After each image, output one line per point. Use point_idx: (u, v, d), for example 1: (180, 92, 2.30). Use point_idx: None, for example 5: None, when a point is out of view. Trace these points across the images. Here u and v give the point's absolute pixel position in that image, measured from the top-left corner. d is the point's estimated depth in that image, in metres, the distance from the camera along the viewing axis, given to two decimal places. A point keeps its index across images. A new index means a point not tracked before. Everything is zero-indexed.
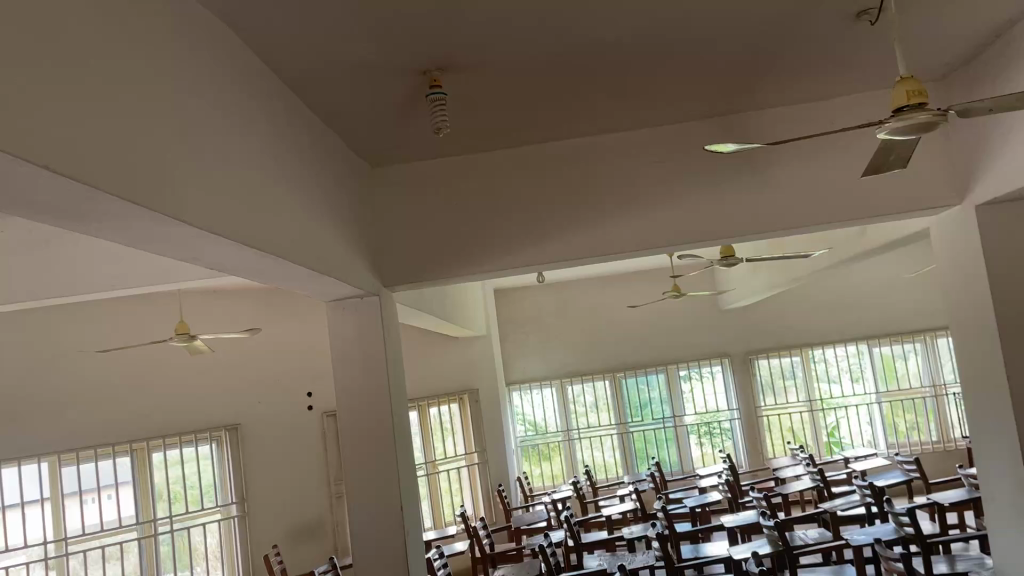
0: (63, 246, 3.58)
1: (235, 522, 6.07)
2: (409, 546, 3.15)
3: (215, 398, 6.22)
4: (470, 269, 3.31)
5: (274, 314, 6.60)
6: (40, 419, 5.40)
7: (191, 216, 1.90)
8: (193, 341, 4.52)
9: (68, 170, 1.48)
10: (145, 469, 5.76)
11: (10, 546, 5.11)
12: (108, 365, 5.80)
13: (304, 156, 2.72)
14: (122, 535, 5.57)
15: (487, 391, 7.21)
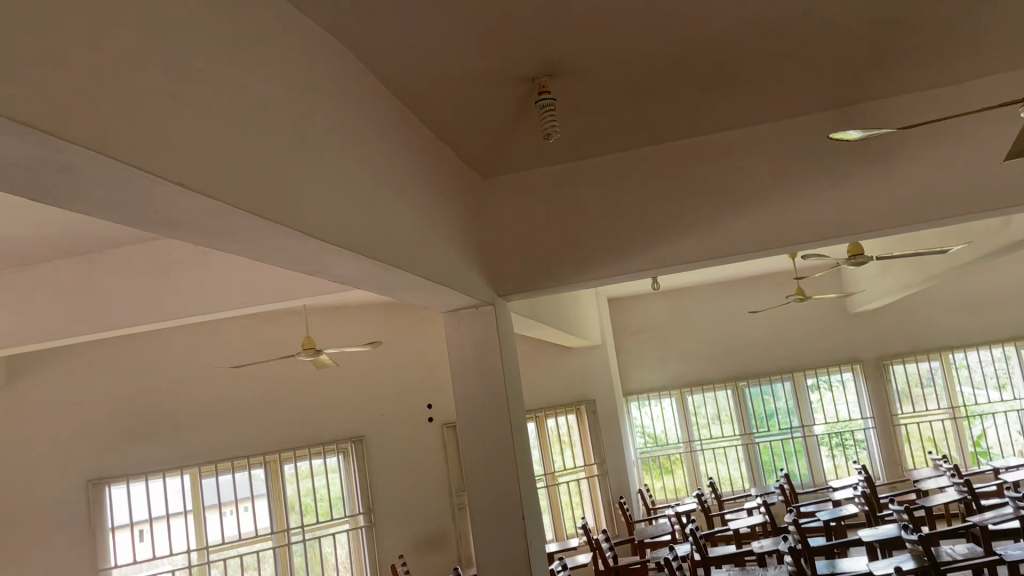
0: (197, 267, 3.79)
1: (363, 532, 6.20)
2: (534, 561, 3.12)
3: (341, 411, 6.40)
4: (585, 276, 3.27)
5: (395, 328, 6.74)
6: (180, 435, 5.75)
7: (313, 228, 1.97)
8: (320, 355, 4.66)
9: (199, 186, 1.56)
10: (278, 480, 6.00)
11: (158, 556, 5.44)
12: (243, 381, 6.09)
13: (418, 169, 2.77)
14: (259, 544, 5.81)
15: (605, 401, 7.10)
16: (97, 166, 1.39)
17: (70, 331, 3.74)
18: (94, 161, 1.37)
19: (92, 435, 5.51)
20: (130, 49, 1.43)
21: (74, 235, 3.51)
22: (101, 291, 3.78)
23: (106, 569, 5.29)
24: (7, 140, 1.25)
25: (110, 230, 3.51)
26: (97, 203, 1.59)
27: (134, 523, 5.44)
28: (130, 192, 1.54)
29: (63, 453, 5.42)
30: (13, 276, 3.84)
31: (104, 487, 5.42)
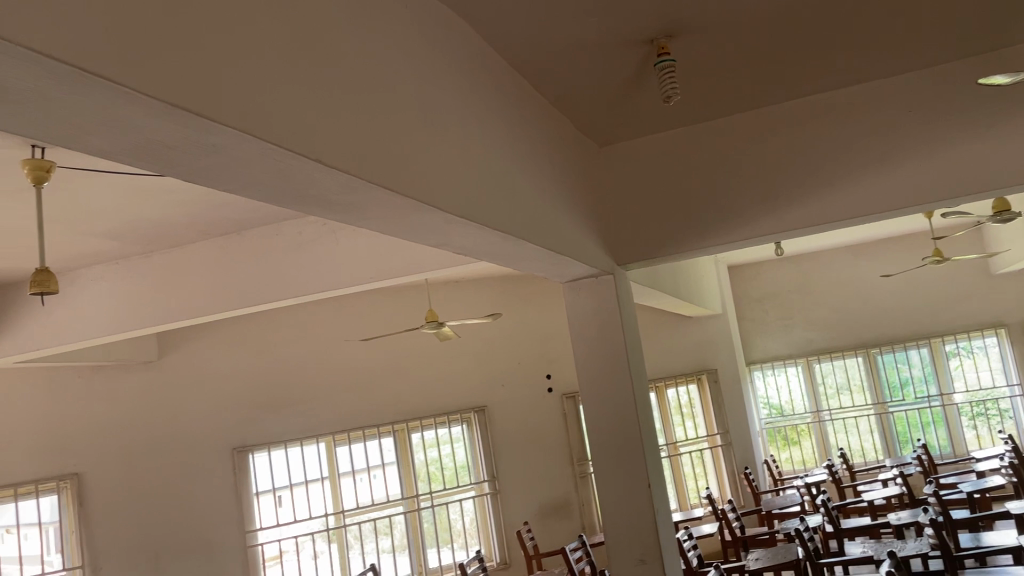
0: (324, 243, 3.94)
1: (488, 499, 6.35)
2: (661, 530, 3.11)
3: (462, 383, 6.53)
4: (706, 242, 3.21)
5: (513, 300, 6.81)
6: (312, 406, 6.04)
7: (439, 200, 2.01)
8: (442, 328, 4.77)
9: (335, 161, 1.63)
10: (406, 449, 6.22)
11: (298, 519, 5.78)
12: (369, 354, 6.32)
13: (536, 139, 2.78)
14: (390, 509, 6.07)
15: (728, 370, 6.96)
16: (244, 146, 1.48)
17: (213, 308, 3.98)
18: (240, 141, 1.45)
19: (234, 405, 5.85)
20: (267, 35, 1.50)
21: (215, 217, 3.73)
22: (240, 270, 4.00)
23: (252, 530, 5.64)
24: (164, 123, 1.34)
25: (247, 211, 3.70)
26: (242, 182, 1.69)
27: (275, 489, 5.80)
28: (272, 170, 1.63)
29: (208, 422, 5.76)
30: (162, 257, 4.12)
31: (248, 455, 5.78)
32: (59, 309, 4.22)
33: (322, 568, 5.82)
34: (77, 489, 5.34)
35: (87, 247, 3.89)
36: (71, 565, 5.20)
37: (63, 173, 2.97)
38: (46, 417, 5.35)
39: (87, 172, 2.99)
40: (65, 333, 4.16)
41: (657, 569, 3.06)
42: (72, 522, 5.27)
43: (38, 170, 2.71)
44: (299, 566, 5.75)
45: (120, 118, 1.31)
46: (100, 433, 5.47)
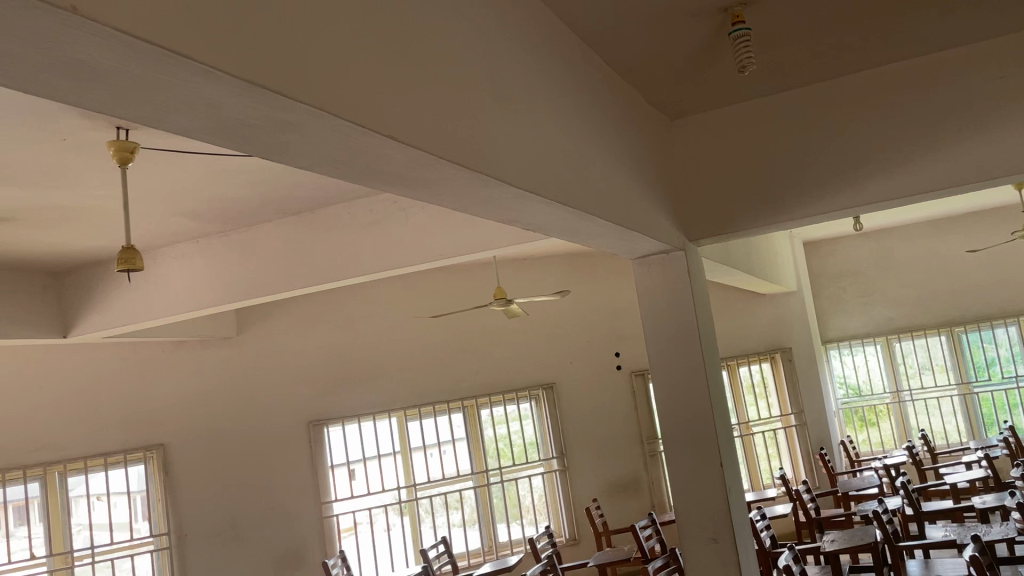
0: (395, 221, 3.97)
1: (557, 476, 6.36)
2: (733, 509, 3.07)
3: (530, 360, 6.53)
4: (781, 216, 3.13)
5: (584, 276, 6.73)
6: (384, 381, 6.16)
7: (509, 175, 2.01)
8: (510, 305, 4.77)
9: (407, 138, 1.64)
10: (475, 424, 6.30)
11: (371, 491, 5.94)
12: (439, 331, 6.37)
13: (606, 113, 2.74)
14: (460, 484, 6.16)
15: (803, 348, 6.80)
16: (316, 122, 1.50)
17: (289, 285, 4.09)
18: (314, 118, 1.47)
19: (309, 381, 6.00)
20: (338, 11, 1.51)
21: (290, 196, 3.81)
22: (315, 248, 4.08)
23: (328, 502, 5.83)
24: (241, 100, 1.38)
25: (320, 189, 3.76)
26: (316, 159, 1.72)
27: (349, 462, 5.97)
28: (344, 146, 1.64)
29: (284, 396, 5.93)
30: (240, 236, 4.23)
31: (323, 428, 5.96)
32: (144, 287, 4.38)
33: (395, 540, 5.97)
34: (162, 459, 5.57)
35: (170, 226, 4.03)
36: (159, 531, 5.43)
37: (146, 155, 3.08)
38: (133, 390, 5.58)
39: (168, 153, 3.09)
40: (149, 310, 4.32)
41: (729, 548, 3.03)
42: (158, 490, 5.51)
43: (123, 151, 2.87)
44: (373, 537, 5.92)
45: (200, 96, 1.34)
46: (183, 406, 5.69)
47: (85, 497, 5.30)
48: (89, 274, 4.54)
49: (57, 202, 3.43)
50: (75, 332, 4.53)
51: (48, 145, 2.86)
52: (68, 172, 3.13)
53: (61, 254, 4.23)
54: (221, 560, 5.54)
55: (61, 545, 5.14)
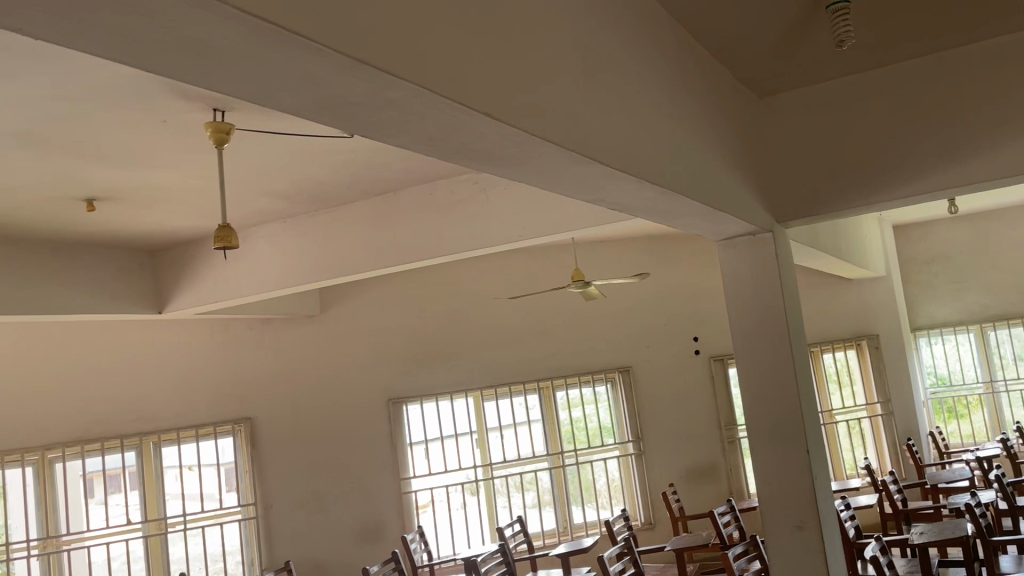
0: (476, 201, 3.98)
1: (632, 459, 6.33)
2: (819, 498, 3.00)
3: (607, 342, 6.47)
4: (874, 198, 3.02)
5: (662, 259, 6.63)
6: (461, 362, 6.22)
7: (600, 153, 1.99)
8: (589, 287, 4.73)
9: (502, 115, 1.65)
10: (551, 406, 6.32)
11: (448, 469, 6.03)
12: (515, 313, 6.37)
13: (696, 90, 2.69)
14: (535, 465, 6.21)
15: (891, 336, 6.60)
16: (415, 99, 1.51)
17: (373, 265, 4.16)
18: (414, 94, 1.48)
19: (388, 360, 6.11)
20: None
21: (373, 176, 3.85)
22: (398, 228, 4.14)
23: (406, 478, 5.94)
24: (345, 77, 1.40)
25: (402, 169, 3.79)
26: (412, 137, 1.73)
27: (427, 440, 6.05)
28: (440, 122, 1.65)
29: (364, 375, 6.05)
30: (326, 216, 4.33)
31: (402, 406, 6.06)
32: (233, 266, 4.53)
33: (471, 518, 6.05)
34: (250, 432, 5.78)
35: (258, 206, 4.14)
36: (246, 501, 5.66)
37: (240, 136, 3.17)
38: (220, 366, 5.80)
39: (260, 134, 3.17)
40: (240, 288, 4.47)
41: (815, 537, 2.96)
42: (246, 462, 5.73)
43: (219, 133, 2.97)
44: (450, 514, 6.02)
45: (307, 74, 1.37)
46: (268, 382, 5.87)
47: (178, 467, 5.57)
48: (182, 253, 4.71)
49: (153, 182, 3.56)
50: (170, 308, 4.73)
51: (149, 126, 2.97)
52: (164, 153, 3.25)
53: (158, 233, 4.40)
54: (305, 531, 5.73)
55: (155, 512, 5.42)
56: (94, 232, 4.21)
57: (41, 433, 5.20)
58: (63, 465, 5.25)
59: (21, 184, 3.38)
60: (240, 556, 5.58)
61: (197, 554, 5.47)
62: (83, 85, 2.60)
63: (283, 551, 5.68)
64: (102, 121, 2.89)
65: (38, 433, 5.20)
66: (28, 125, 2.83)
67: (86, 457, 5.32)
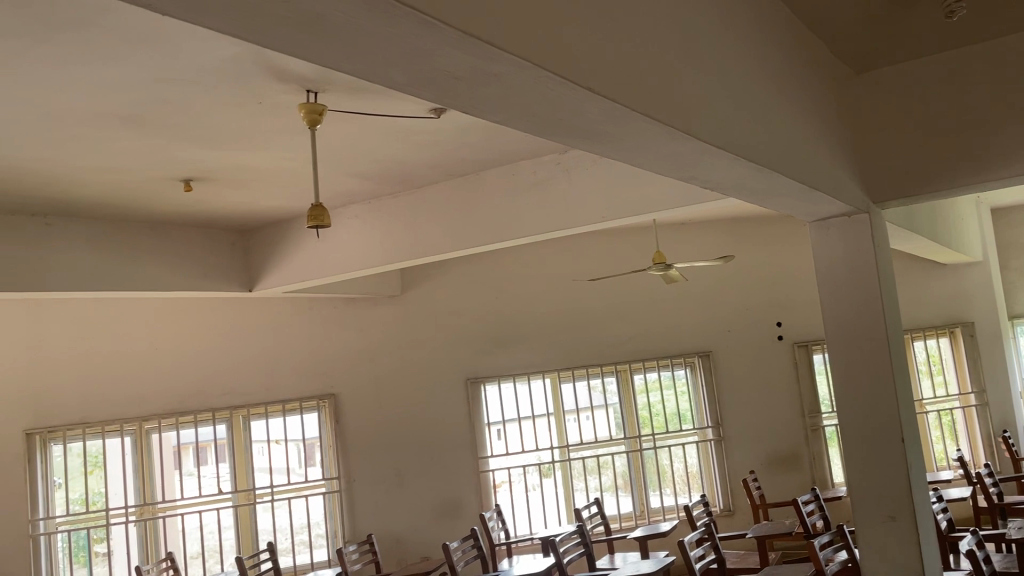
0: (560, 182, 3.96)
1: (711, 445, 6.26)
2: (914, 488, 2.87)
3: (687, 326, 6.38)
4: (980, 177, 2.87)
5: (744, 242, 6.49)
6: (538, 344, 6.22)
7: (698, 129, 1.93)
8: (670, 269, 4.66)
9: (604, 90, 1.62)
10: (629, 389, 6.28)
11: (525, 449, 6.07)
12: (594, 295, 6.33)
13: (793, 66, 2.61)
14: (613, 448, 6.20)
15: (987, 324, 6.36)
16: (518, 74, 1.50)
17: (457, 245, 4.20)
18: (518, 69, 1.47)
19: (467, 340, 6.16)
20: None
21: (457, 156, 3.87)
22: (482, 208, 4.16)
23: (484, 457, 6.01)
24: (453, 51, 1.39)
25: (487, 149, 3.80)
26: (510, 112, 1.71)
27: (504, 421, 6.11)
28: (541, 99, 1.63)
29: (443, 354, 6.12)
30: (411, 195, 4.38)
31: (480, 385, 6.12)
32: (320, 245, 4.64)
33: (548, 498, 6.09)
34: (334, 408, 5.93)
35: (345, 186, 4.21)
36: (330, 475, 5.82)
37: (332, 118, 3.23)
38: (304, 344, 5.95)
39: (351, 115, 3.23)
40: (327, 267, 4.59)
41: (908, 527, 2.82)
42: (330, 437, 5.89)
43: (313, 113, 3.03)
44: (526, 494, 6.07)
45: (415, 49, 1.38)
46: (350, 360, 6.00)
47: (266, 441, 5.78)
48: (272, 232, 4.84)
49: (247, 163, 3.66)
50: (259, 287, 4.87)
51: (246, 108, 3.06)
52: (258, 133, 3.33)
53: (250, 212, 4.54)
54: (386, 505, 5.86)
55: (245, 483, 5.67)
56: (190, 211, 4.37)
57: (138, 406, 5.55)
58: (158, 435, 5.59)
59: (126, 164, 3.52)
60: (324, 528, 5.76)
61: (284, 524, 5.69)
62: (187, 68, 2.68)
63: (366, 523, 5.81)
64: (202, 102, 2.97)
65: (136, 406, 5.55)
66: (133, 107, 2.94)
67: (180, 429, 5.64)
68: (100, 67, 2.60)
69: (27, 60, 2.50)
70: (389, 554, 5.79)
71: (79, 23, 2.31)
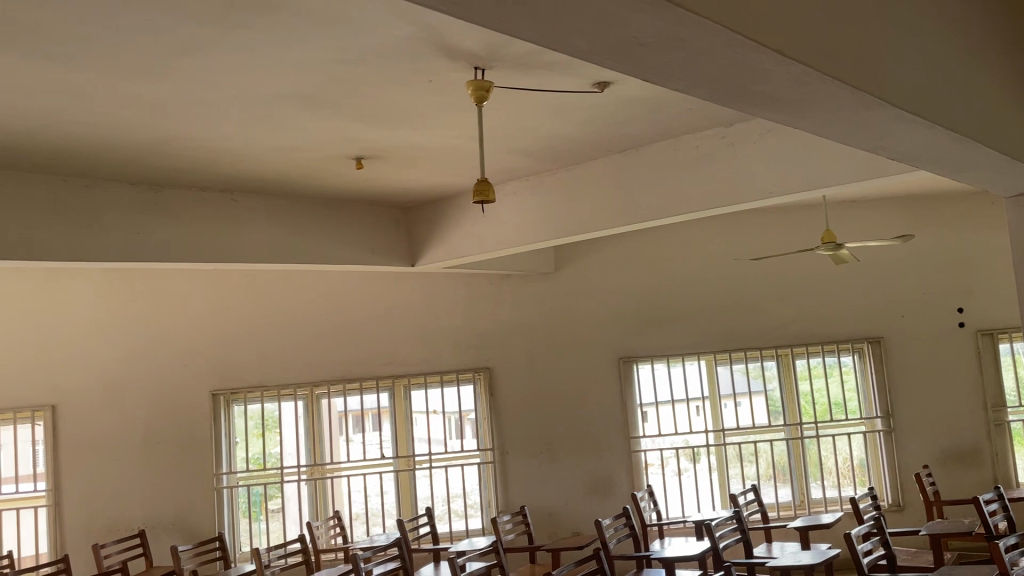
0: (725, 157, 3.83)
1: (880, 436, 5.93)
2: None
3: (854, 310, 6.04)
4: None
5: (924, 223, 6.06)
6: (694, 325, 6.08)
7: (891, 94, 1.80)
8: (841, 249, 4.41)
9: (795, 53, 1.54)
10: (790, 374, 6.05)
11: (678, 432, 5.98)
12: (756, 275, 6.10)
13: (996, 24, 2.39)
14: (772, 434, 6.00)
15: None
16: (706, 39, 1.45)
17: (617, 222, 4.16)
18: (707, 32, 1.42)
19: (620, 319, 6.12)
20: None
21: (621, 131, 3.82)
22: (642, 184, 4.09)
23: (636, 438, 5.97)
24: (641, 15, 1.36)
25: (651, 123, 3.72)
26: (694, 80, 1.66)
27: (657, 402, 6.04)
28: (727, 65, 1.57)
29: (596, 333, 6.11)
30: (571, 172, 4.38)
31: (633, 365, 6.07)
32: (482, 222, 4.72)
33: (702, 483, 5.99)
34: (489, 381, 6.06)
35: (506, 163, 4.27)
36: (484, 446, 5.98)
37: (497, 95, 3.27)
38: (461, 318, 6.10)
39: (516, 92, 3.26)
40: (488, 243, 4.68)
41: None
42: (485, 410, 6.03)
43: (480, 90, 3.08)
44: (679, 477, 5.98)
45: (604, 14, 1.36)
46: (504, 335, 6.10)
47: (425, 411, 6.00)
48: (436, 209, 4.98)
49: (415, 141, 3.78)
50: (422, 262, 5.04)
51: (416, 87, 3.16)
52: (427, 111, 3.42)
53: (415, 189, 4.69)
54: (537, 479, 5.95)
55: (405, 449, 5.95)
56: (359, 188, 4.57)
57: (310, 372, 5.94)
58: (327, 401, 5.97)
59: (304, 143, 3.73)
60: (478, 498, 5.94)
61: (441, 492, 5.92)
62: (365, 49, 2.80)
63: (519, 496, 5.93)
64: (376, 82, 3.09)
65: (307, 373, 5.95)
66: (311, 87, 3.09)
67: (347, 395, 5.98)
68: (287, 50, 2.76)
69: (224, 46, 2.69)
70: (542, 526, 5.89)
71: (267, 8, 2.45)
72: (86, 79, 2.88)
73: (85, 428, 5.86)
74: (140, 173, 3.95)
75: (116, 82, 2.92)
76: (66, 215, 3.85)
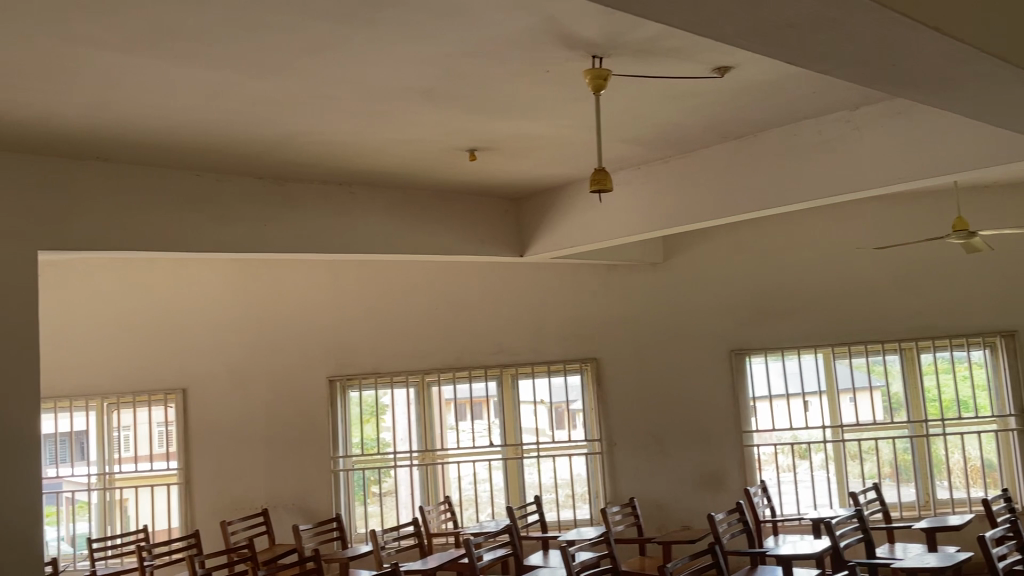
0: (849, 142, 3.69)
1: (1014, 436, 5.62)
2: None
3: (983, 303, 5.72)
4: None
5: None
6: (808, 317, 5.89)
7: None
8: (973, 237, 4.18)
9: (955, 31, 1.47)
10: (914, 369, 5.79)
11: (794, 427, 5.84)
12: (876, 266, 5.86)
13: None
14: (894, 432, 5.77)
15: None
16: (862, 19, 1.40)
17: (732, 210, 4.07)
18: (865, 13, 1.38)
19: (730, 311, 5.99)
20: None
21: (742, 117, 3.73)
22: (759, 172, 3.99)
23: (748, 432, 5.85)
24: None
25: (772, 109, 3.62)
26: (842, 62, 1.61)
27: (771, 396, 5.90)
28: (880, 46, 1.52)
29: (705, 324, 6.00)
30: (683, 160, 4.30)
31: (745, 358, 5.94)
32: (592, 212, 4.71)
33: (818, 480, 5.82)
34: (597, 371, 6.05)
35: (618, 152, 4.24)
36: (592, 437, 5.99)
37: (614, 83, 3.25)
38: (567, 308, 6.11)
39: (634, 80, 3.23)
40: (597, 233, 4.66)
41: None
42: (593, 401, 6.03)
43: (598, 78, 3.05)
44: (794, 473, 5.82)
45: None
46: (611, 326, 6.07)
47: (533, 401, 6.06)
48: (545, 199, 4.99)
49: (531, 131, 3.80)
50: (531, 252, 5.07)
51: (535, 78, 3.17)
52: (544, 101, 3.44)
53: (525, 180, 4.71)
54: (646, 470, 5.91)
55: (513, 438, 6.02)
56: (471, 179, 4.62)
57: (421, 360, 6.08)
58: (437, 388, 6.10)
59: (422, 136, 3.80)
60: (587, 487, 5.96)
61: (549, 481, 5.97)
62: (487, 42, 2.83)
63: (628, 488, 5.91)
64: (495, 74, 3.12)
65: (418, 361, 6.09)
66: (432, 80, 3.15)
67: (457, 384, 6.09)
68: (413, 45, 2.82)
69: (354, 43, 2.77)
70: (651, 519, 5.86)
71: (398, 5, 2.51)
72: (225, 79, 3.02)
73: (210, 411, 6.18)
74: (267, 168, 4.13)
75: (252, 81, 3.05)
76: (200, 208, 4.06)
